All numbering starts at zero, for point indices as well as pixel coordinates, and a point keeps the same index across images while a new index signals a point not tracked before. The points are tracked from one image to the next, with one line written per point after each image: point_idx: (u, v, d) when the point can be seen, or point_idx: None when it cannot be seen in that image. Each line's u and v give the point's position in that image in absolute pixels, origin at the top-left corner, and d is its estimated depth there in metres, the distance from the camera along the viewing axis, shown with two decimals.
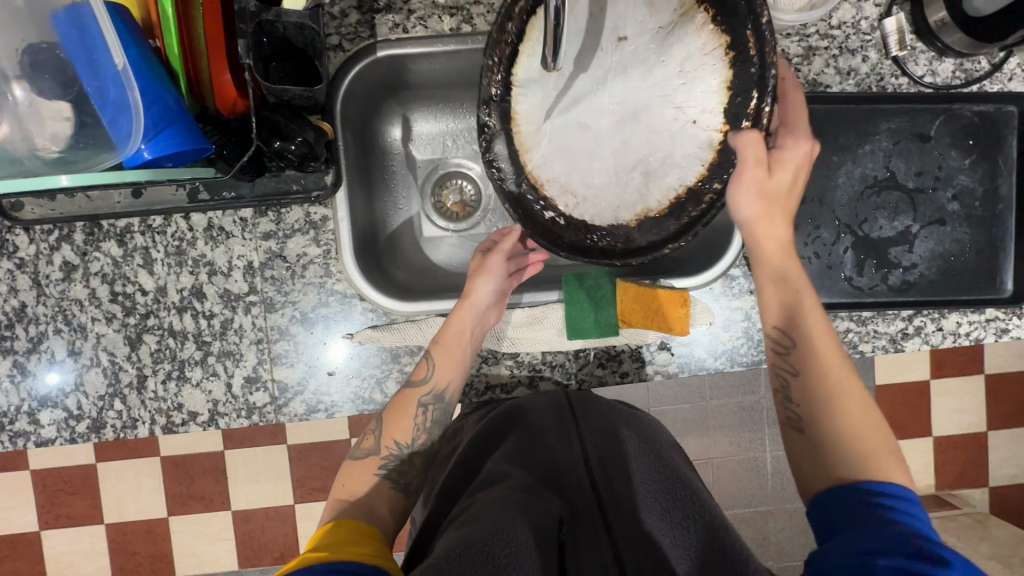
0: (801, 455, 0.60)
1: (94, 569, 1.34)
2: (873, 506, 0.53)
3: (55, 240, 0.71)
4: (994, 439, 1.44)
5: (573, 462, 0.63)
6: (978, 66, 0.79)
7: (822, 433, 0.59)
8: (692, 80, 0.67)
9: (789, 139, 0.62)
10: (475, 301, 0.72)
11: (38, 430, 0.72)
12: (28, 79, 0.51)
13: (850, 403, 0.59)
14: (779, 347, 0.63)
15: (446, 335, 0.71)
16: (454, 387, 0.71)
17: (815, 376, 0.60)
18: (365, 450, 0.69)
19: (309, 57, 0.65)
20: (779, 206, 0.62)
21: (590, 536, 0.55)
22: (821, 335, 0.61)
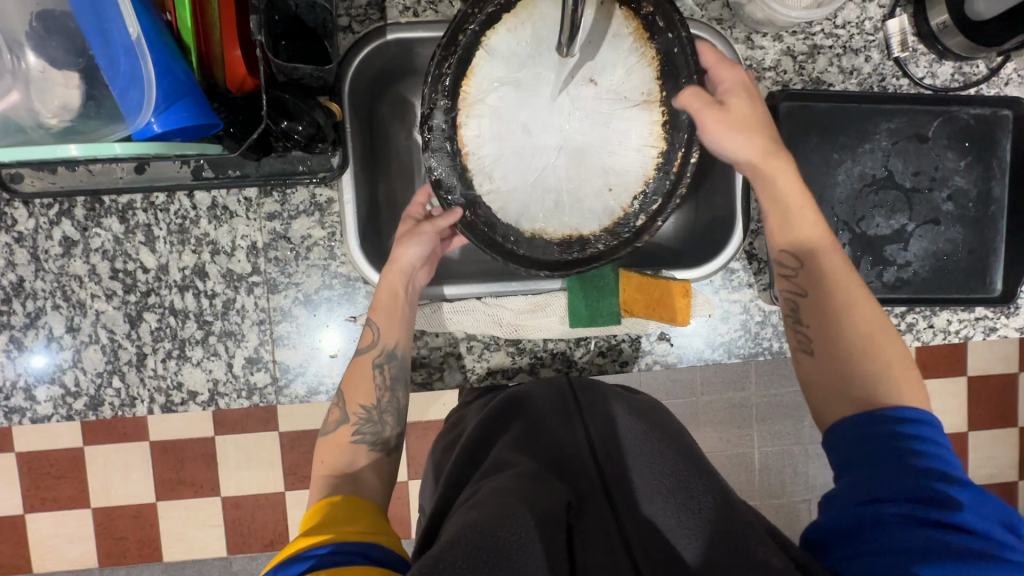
0: (817, 377, 0.62)
1: (80, 553, 1.33)
2: (895, 438, 0.53)
3: (55, 214, 0.71)
4: (974, 439, 1.48)
5: (578, 446, 0.64)
6: (976, 70, 0.81)
7: (836, 352, 0.61)
8: (626, 156, 0.72)
9: (721, 73, 0.69)
10: (404, 264, 0.71)
11: (34, 406, 0.72)
12: (39, 47, 0.50)
13: (859, 317, 0.62)
14: (790, 271, 0.66)
15: (379, 299, 0.70)
16: (403, 344, 0.70)
17: (826, 292, 0.63)
18: (334, 422, 0.68)
19: (319, 37, 0.65)
20: (753, 129, 0.67)
21: (596, 518, 0.56)
22: (832, 258, 0.64)
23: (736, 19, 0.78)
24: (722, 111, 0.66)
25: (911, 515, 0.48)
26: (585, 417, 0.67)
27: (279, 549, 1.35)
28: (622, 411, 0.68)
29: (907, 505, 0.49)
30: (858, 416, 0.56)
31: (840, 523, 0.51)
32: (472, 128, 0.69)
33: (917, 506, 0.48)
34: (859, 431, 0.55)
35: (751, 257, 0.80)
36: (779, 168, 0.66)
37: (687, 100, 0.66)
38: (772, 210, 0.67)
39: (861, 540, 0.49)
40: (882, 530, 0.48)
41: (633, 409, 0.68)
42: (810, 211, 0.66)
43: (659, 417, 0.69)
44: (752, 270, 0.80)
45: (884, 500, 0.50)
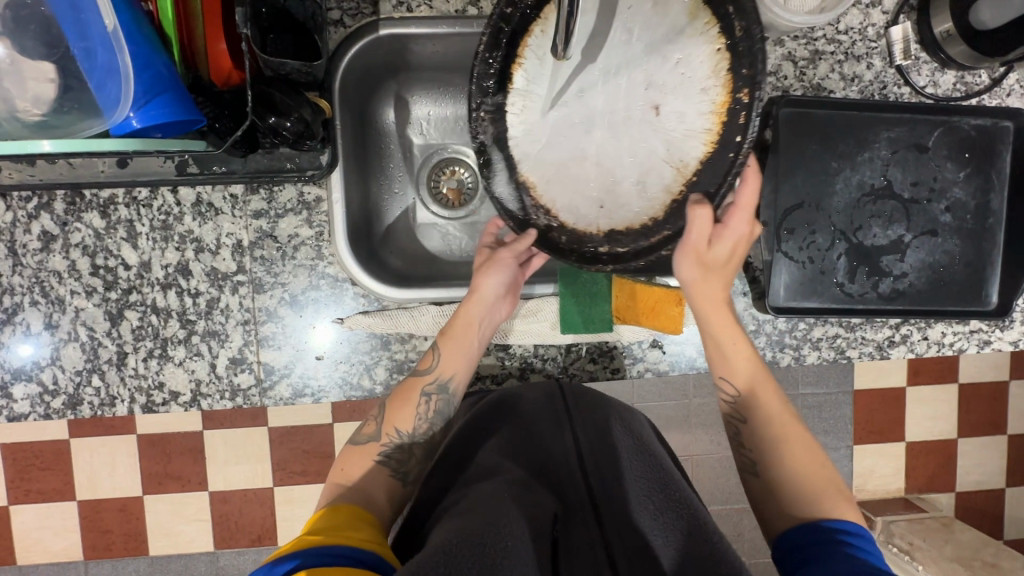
0: (760, 500, 0.63)
1: (63, 547, 1.31)
2: (831, 546, 0.54)
3: (34, 208, 0.69)
4: (963, 446, 1.48)
5: (566, 455, 0.63)
6: (978, 79, 0.80)
7: (775, 472, 0.63)
8: (640, 186, 0.68)
9: (733, 218, 0.63)
10: (483, 294, 0.71)
11: (11, 404, 0.70)
12: (10, 37, 0.47)
13: (797, 448, 0.63)
14: (729, 391, 0.67)
15: (454, 325, 0.70)
16: (459, 379, 0.70)
17: (760, 424, 0.65)
18: (366, 436, 0.69)
19: (309, 31, 0.63)
20: (719, 278, 0.65)
21: (582, 529, 0.55)
22: (767, 384, 0.66)
23: None
24: (703, 250, 0.63)
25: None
26: (575, 424, 0.66)
27: (265, 545, 1.34)
28: (616, 423, 0.66)
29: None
30: (799, 530, 0.58)
31: None
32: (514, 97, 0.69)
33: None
34: (801, 551, 0.56)
35: (748, 267, 0.80)
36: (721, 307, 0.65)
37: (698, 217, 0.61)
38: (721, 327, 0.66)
39: None
40: None
41: (623, 418, 0.67)
42: (746, 346, 0.66)
43: (642, 429, 0.68)
44: (746, 278, 0.81)
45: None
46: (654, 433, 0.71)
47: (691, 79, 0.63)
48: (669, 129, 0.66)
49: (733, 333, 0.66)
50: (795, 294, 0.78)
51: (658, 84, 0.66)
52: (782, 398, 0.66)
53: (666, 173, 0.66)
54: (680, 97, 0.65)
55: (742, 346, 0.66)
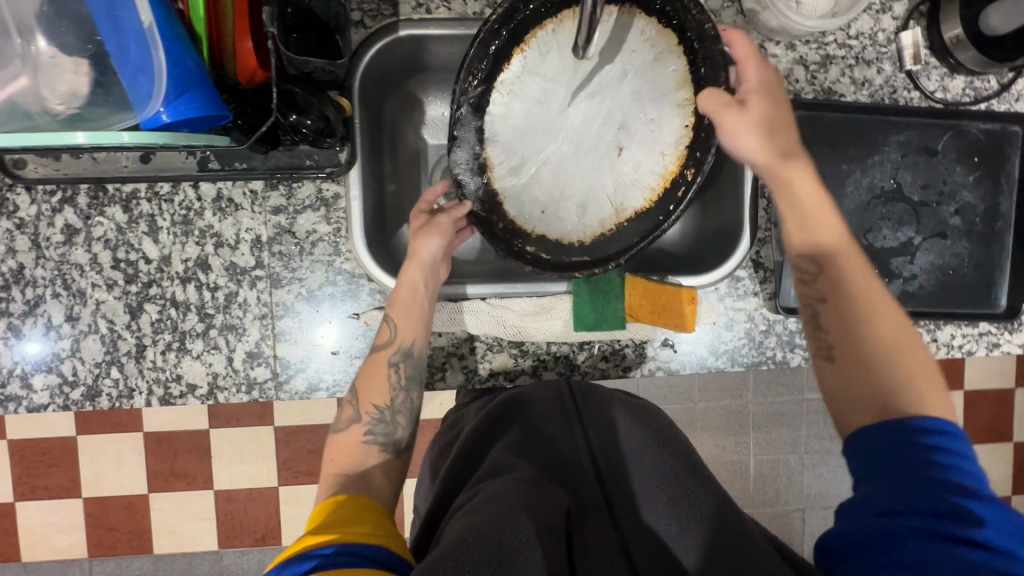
0: (833, 387, 0.60)
1: (68, 544, 1.32)
2: (910, 455, 0.51)
3: (58, 202, 0.70)
4: (969, 452, 1.48)
5: (577, 452, 0.64)
6: (987, 85, 0.81)
7: (854, 359, 0.59)
8: (582, 209, 0.76)
9: (747, 71, 0.67)
10: (423, 256, 0.72)
11: (31, 394, 0.71)
12: (51, 34, 0.50)
13: (882, 316, 0.60)
14: (806, 275, 0.64)
15: (399, 294, 0.70)
16: (420, 341, 0.71)
17: (843, 291, 0.61)
18: (347, 421, 0.67)
19: (332, 31, 0.64)
20: (779, 132, 0.66)
21: (595, 523, 0.56)
22: (853, 261, 0.62)
23: (750, 26, 0.78)
24: (738, 111, 0.65)
25: (928, 531, 0.46)
26: (585, 424, 0.66)
27: (270, 544, 1.35)
28: (623, 418, 0.66)
29: (923, 518, 0.47)
30: (880, 425, 0.54)
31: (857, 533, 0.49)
32: (495, 108, 0.73)
33: (936, 520, 0.46)
34: (877, 447, 0.53)
35: (758, 266, 0.79)
36: (799, 172, 0.64)
37: (704, 100, 0.66)
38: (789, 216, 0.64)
39: (877, 550, 0.47)
40: (899, 542, 0.46)
41: (631, 411, 0.67)
42: (829, 214, 0.63)
43: (657, 421, 0.67)
44: (758, 279, 0.80)
45: (901, 512, 0.48)
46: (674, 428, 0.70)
47: (659, 143, 0.73)
48: (625, 171, 0.76)
49: (815, 195, 0.64)
50: None
51: (629, 130, 0.75)
52: (874, 283, 0.62)
53: (606, 209, 0.76)
54: (640, 152, 0.75)
55: (819, 199, 0.64)
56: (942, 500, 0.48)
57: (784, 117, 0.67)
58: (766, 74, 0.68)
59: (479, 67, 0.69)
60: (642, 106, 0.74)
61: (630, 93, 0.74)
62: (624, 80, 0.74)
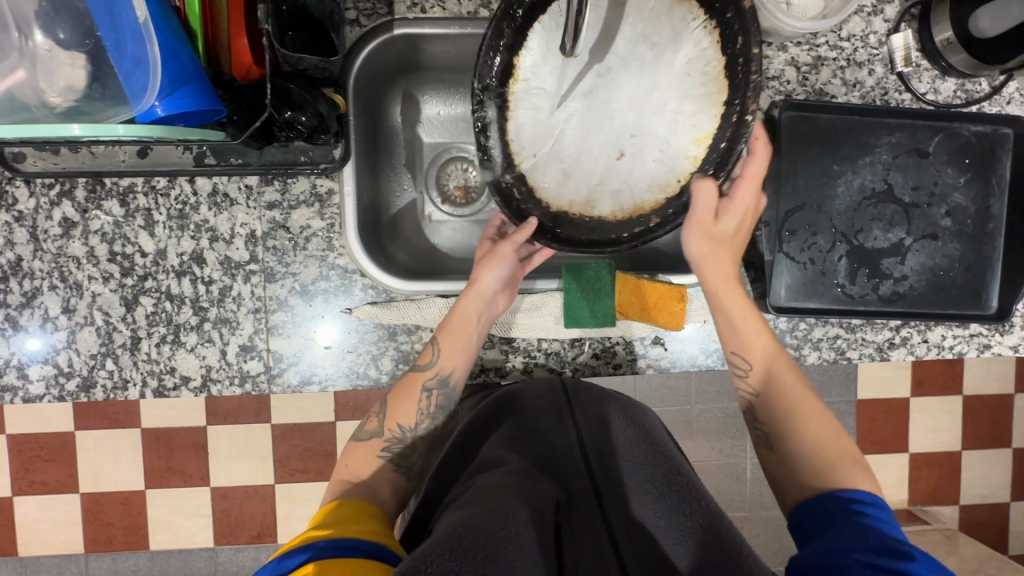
0: (776, 474, 0.65)
1: (65, 539, 1.33)
2: (845, 518, 0.56)
3: (55, 195, 0.71)
4: (967, 458, 1.47)
5: (569, 447, 0.64)
6: (978, 87, 0.81)
7: (788, 447, 0.65)
8: (570, 172, 0.75)
9: (740, 188, 0.69)
10: (482, 287, 0.72)
11: (27, 385, 0.72)
12: (49, 28, 0.51)
13: (809, 421, 0.65)
14: (742, 373, 0.70)
15: (452, 321, 0.71)
16: (458, 373, 0.71)
17: (772, 395, 0.67)
18: (368, 431, 0.69)
19: (326, 29, 0.65)
20: (729, 247, 0.69)
21: (585, 519, 0.56)
22: (778, 357, 0.69)
23: None
24: (710, 217, 0.67)
25: (871, 564, 0.48)
26: (576, 415, 0.67)
27: (266, 541, 1.35)
28: (616, 415, 0.66)
29: (870, 554, 0.49)
30: (808, 507, 0.60)
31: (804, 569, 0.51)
32: (522, 67, 0.71)
33: (874, 554, 0.49)
34: (811, 524, 0.58)
35: (750, 266, 0.82)
36: (731, 283, 0.69)
37: (699, 189, 0.67)
38: (721, 322, 0.70)
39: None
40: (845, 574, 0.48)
41: (624, 410, 0.67)
42: (753, 318, 0.69)
43: (647, 422, 0.68)
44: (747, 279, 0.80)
45: (850, 548, 0.50)
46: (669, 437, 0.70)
47: (663, 151, 0.73)
48: (614, 168, 0.75)
49: (740, 301, 0.69)
50: (795, 294, 0.79)
51: (634, 130, 0.75)
52: (797, 373, 0.69)
53: (596, 186, 0.75)
54: (638, 152, 0.75)
55: (745, 309, 0.69)
56: (885, 540, 0.50)
57: (737, 246, 0.70)
58: (750, 201, 0.69)
59: (506, 28, 0.68)
60: (655, 105, 0.74)
61: (651, 97, 0.74)
62: (650, 77, 0.74)
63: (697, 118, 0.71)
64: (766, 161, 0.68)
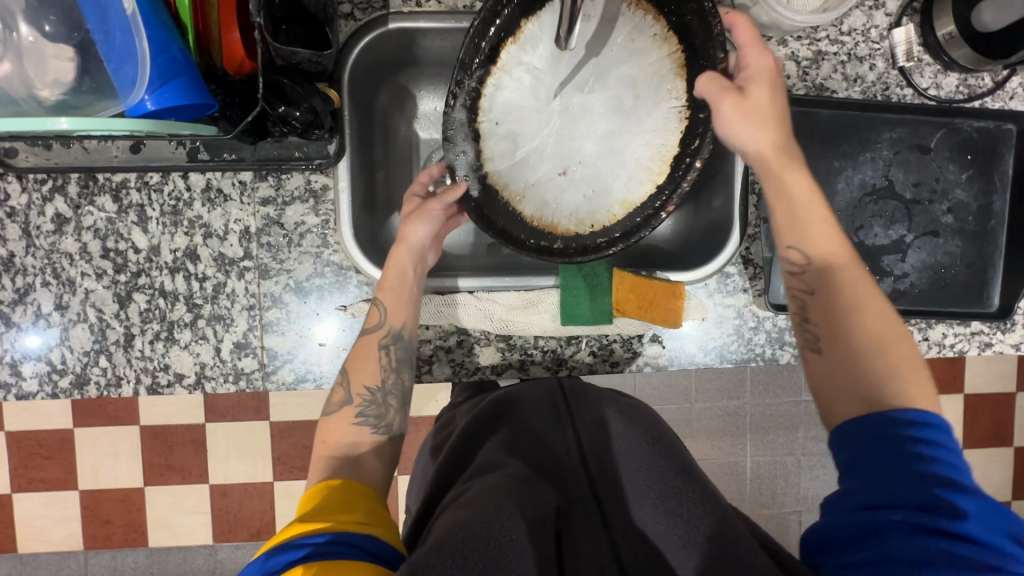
0: (819, 377, 0.59)
1: (64, 536, 1.32)
2: (896, 444, 0.51)
3: (48, 190, 0.70)
4: (968, 457, 1.47)
5: (568, 451, 0.65)
6: (981, 82, 0.80)
7: (842, 351, 0.58)
8: (521, 159, 0.74)
9: (749, 57, 0.65)
10: (410, 241, 0.71)
11: (20, 382, 0.71)
12: (36, 21, 0.50)
13: (869, 318, 0.58)
14: (796, 268, 0.62)
15: (389, 279, 0.70)
16: (411, 328, 0.70)
17: (829, 295, 0.60)
18: (337, 403, 0.67)
19: (320, 23, 0.64)
20: (774, 122, 0.63)
21: (584, 523, 0.56)
22: (846, 263, 0.60)
23: None
24: (736, 96, 0.63)
25: (910, 525, 0.46)
26: (576, 420, 0.67)
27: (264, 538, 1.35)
28: (615, 418, 0.67)
29: (909, 512, 0.46)
30: (864, 420, 0.53)
31: (843, 528, 0.49)
32: (503, 57, 0.69)
33: (919, 514, 0.46)
34: (864, 436, 0.53)
35: (747, 262, 0.79)
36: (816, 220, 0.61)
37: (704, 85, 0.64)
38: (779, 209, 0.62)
39: (857, 547, 0.47)
40: (881, 541, 0.46)
41: (621, 410, 0.68)
42: (819, 207, 0.61)
43: (649, 420, 0.67)
44: (748, 276, 0.79)
45: (888, 506, 0.47)
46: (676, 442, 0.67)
47: (601, 189, 0.75)
48: (552, 187, 0.75)
49: (805, 189, 0.62)
50: None
51: (581, 160, 0.76)
52: (863, 275, 0.60)
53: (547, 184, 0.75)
54: (579, 179, 0.76)
55: (808, 194, 0.61)
56: (935, 496, 0.47)
57: (783, 117, 0.64)
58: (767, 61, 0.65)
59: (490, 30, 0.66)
60: (618, 141, 0.75)
61: (611, 141, 0.75)
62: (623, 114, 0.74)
63: (648, 178, 0.73)
64: (747, 17, 0.65)
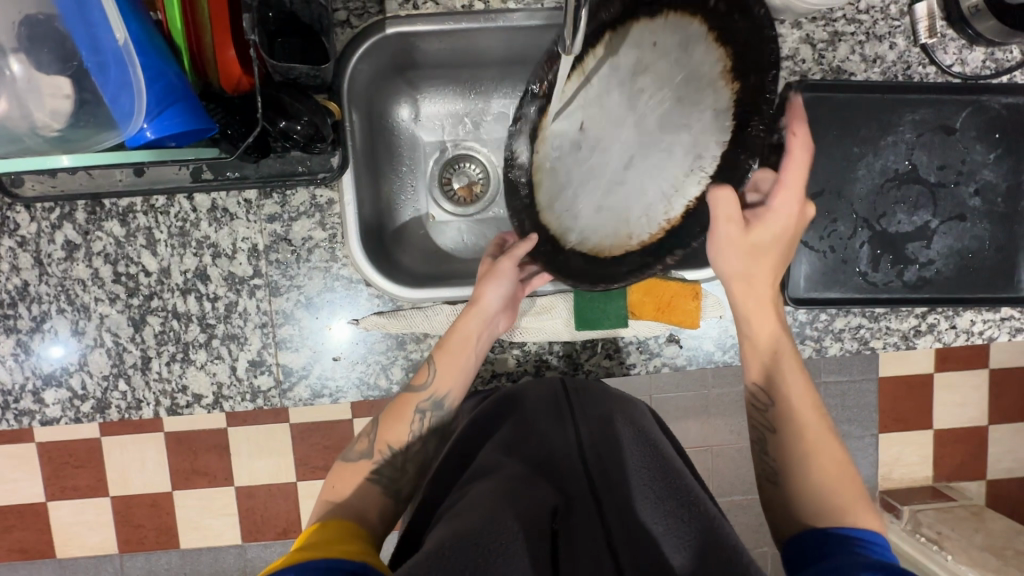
0: (772, 502, 0.64)
1: (98, 540, 1.36)
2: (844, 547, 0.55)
3: (56, 218, 0.70)
4: (994, 433, 1.44)
5: (568, 450, 0.61)
6: (1009, 55, 0.76)
7: (796, 481, 0.63)
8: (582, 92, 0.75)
9: (779, 197, 0.64)
10: (484, 307, 0.70)
11: (43, 409, 0.72)
12: (27, 54, 0.49)
13: (823, 458, 0.64)
14: (762, 404, 0.66)
15: (450, 340, 0.70)
16: (454, 396, 0.70)
17: (792, 429, 0.65)
18: (358, 452, 0.68)
19: (316, 34, 0.63)
20: (760, 260, 0.65)
21: (584, 520, 0.52)
22: (804, 399, 0.65)
23: None
24: (738, 228, 0.64)
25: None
26: (577, 418, 0.64)
27: (292, 537, 1.38)
28: (620, 416, 0.64)
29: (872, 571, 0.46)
30: (811, 536, 0.59)
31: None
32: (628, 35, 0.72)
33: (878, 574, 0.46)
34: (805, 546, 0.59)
35: None
36: (761, 284, 0.66)
37: (716, 199, 0.64)
38: (750, 352, 0.68)
39: None
40: None
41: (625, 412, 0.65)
42: (790, 358, 0.67)
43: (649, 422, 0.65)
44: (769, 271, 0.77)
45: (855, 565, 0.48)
46: (660, 425, 0.69)
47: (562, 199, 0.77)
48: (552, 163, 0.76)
49: (768, 335, 0.67)
50: (815, 285, 0.77)
51: (577, 156, 0.77)
52: (818, 412, 0.66)
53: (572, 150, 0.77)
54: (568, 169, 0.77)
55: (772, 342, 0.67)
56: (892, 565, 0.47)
57: (769, 262, 0.65)
58: (791, 207, 0.64)
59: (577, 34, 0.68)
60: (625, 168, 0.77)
61: (578, 204, 0.77)
62: (625, 200, 0.76)
63: (584, 221, 0.77)
64: (795, 195, 0.64)
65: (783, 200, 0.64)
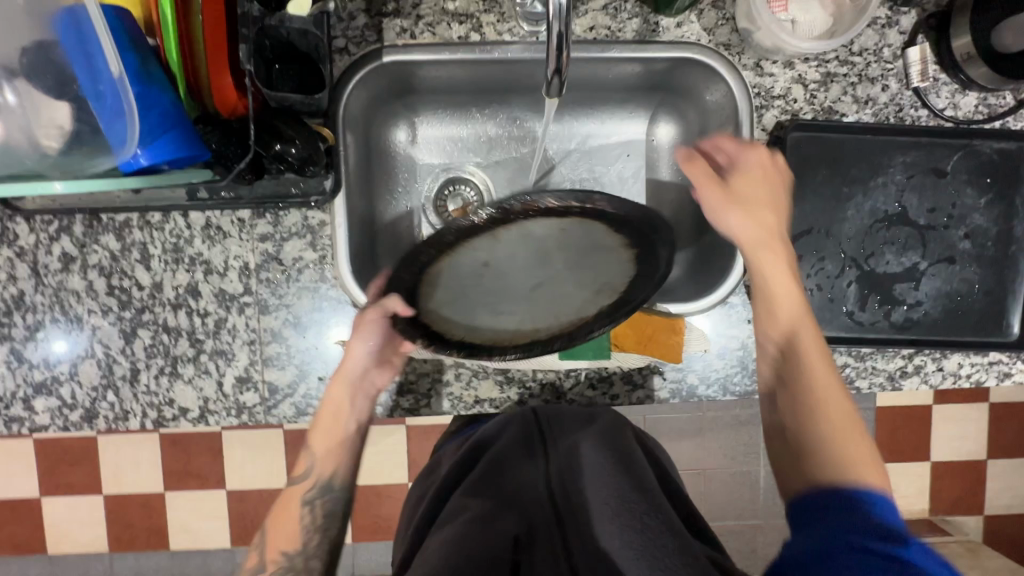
0: (784, 463, 0.63)
1: (89, 538, 1.37)
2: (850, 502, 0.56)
3: (55, 230, 0.72)
4: (992, 468, 1.42)
5: (535, 476, 0.74)
6: (1002, 101, 0.77)
7: (803, 436, 0.62)
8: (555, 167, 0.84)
9: (740, 146, 0.68)
10: (347, 372, 0.69)
11: (33, 416, 0.73)
12: (26, 82, 0.50)
13: (835, 410, 0.62)
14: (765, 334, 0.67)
15: (320, 419, 0.69)
16: (340, 475, 0.69)
17: (803, 383, 0.64)
18: (251, 569, 0.65)
19: (314, 62, 0.65)
20: (760, 211, 0.66)
21: (546, 538, 0.63)
22: (818, 355, 0.64)
23: (745, 44, 0.75)
24: (718, 188, 0.67)
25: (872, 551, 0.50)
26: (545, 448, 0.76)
27: None
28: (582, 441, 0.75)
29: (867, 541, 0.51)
30: (817, 488, 0.59)
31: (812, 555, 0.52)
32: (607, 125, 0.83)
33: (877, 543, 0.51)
34: (813, 506, 0.58)
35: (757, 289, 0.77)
36: (759, 250, 0.65)
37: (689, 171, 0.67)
38: (760, 301, 0.66)
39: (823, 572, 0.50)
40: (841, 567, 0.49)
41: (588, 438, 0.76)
42: (802, 328, 0.65)
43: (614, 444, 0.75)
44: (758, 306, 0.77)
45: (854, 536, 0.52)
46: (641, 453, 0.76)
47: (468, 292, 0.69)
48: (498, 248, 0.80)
49: (787, 291, 0.65)
50: None
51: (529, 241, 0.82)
52: (829, 369, 0.64)
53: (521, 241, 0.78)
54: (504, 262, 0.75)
55: (788, 305, 0.65)
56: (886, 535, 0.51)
57: (768, 221, 0.66)
58: (756, 156, 0.68)
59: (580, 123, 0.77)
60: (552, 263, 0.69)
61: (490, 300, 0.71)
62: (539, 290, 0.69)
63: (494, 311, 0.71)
64: (753, 147, 0.68)
65: (746, 151, 0.68)
